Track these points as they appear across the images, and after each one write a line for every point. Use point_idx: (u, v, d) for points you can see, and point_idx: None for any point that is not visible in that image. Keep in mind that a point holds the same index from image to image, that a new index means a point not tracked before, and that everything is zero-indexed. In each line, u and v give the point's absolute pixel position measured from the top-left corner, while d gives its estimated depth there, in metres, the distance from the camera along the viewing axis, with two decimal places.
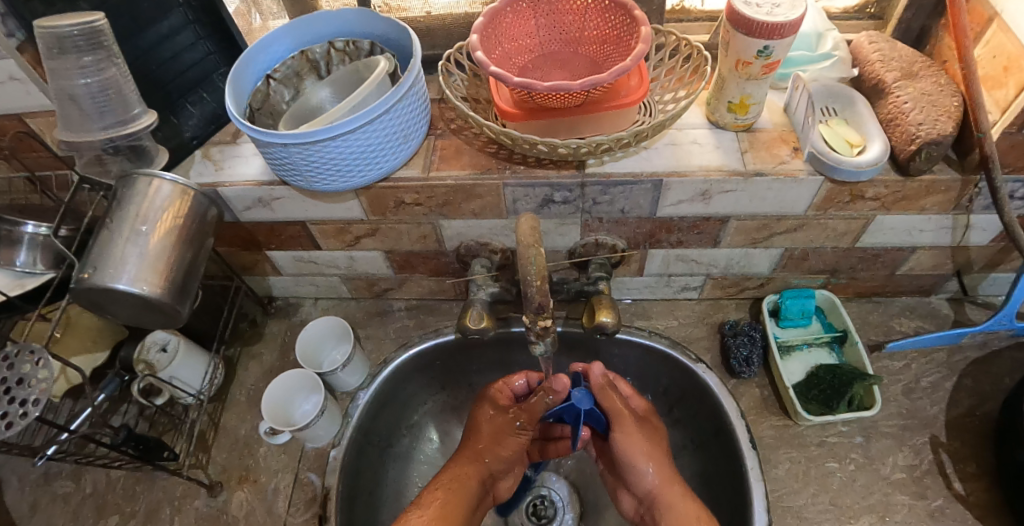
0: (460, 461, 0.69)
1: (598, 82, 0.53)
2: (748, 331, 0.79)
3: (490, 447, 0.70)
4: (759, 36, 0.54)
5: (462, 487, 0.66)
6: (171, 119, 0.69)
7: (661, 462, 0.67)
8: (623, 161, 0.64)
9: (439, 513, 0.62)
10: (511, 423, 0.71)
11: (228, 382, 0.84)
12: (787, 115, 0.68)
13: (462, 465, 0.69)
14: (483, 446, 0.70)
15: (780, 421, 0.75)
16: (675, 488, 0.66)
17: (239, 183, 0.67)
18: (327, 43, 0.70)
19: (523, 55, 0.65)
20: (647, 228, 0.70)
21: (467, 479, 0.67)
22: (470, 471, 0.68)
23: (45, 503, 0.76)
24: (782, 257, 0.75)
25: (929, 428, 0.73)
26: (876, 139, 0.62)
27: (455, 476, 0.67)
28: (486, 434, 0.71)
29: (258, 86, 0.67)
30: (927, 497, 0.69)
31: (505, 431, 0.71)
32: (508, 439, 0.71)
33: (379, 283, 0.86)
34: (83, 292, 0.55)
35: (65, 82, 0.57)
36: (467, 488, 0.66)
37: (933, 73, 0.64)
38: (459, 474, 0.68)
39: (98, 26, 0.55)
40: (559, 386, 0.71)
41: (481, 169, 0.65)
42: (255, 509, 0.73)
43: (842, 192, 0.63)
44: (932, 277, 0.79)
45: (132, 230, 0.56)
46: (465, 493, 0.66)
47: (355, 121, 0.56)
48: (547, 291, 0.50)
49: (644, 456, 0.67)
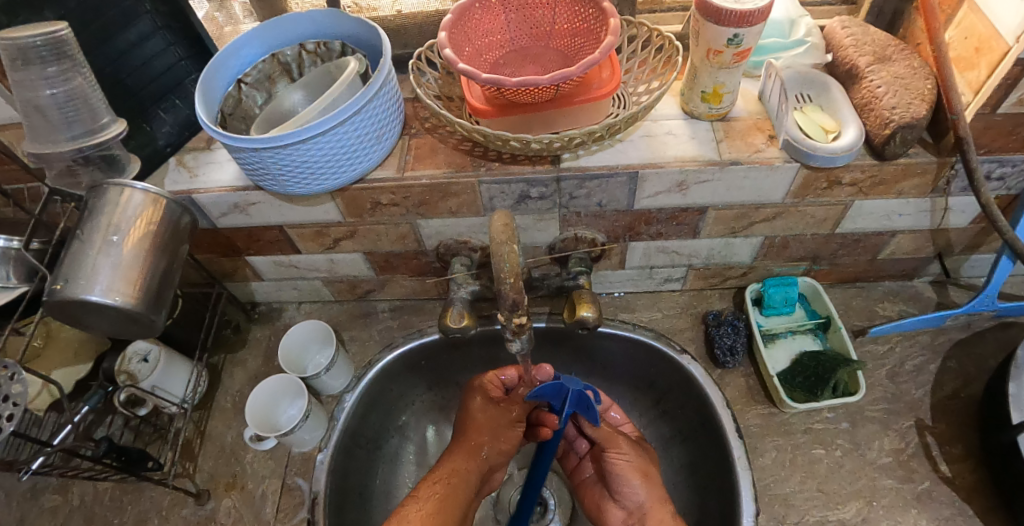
0: (458, 453, 0.71)
1: (567, 76, 0.53)
2: (732, 320, 0.79)
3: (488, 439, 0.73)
4: (729, 24, 0.54)
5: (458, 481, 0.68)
6: (143, 127, 0.69)
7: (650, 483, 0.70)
8: (599, 155, 0.64)
9: (439, 507, 0.64)
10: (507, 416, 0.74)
11: (214, 390, 0.84)
12: (762, 103, 0.68)
13: (462, 456, 0.71)
14: (478, 438, 0.72)
15: (766, 409, 0.75)
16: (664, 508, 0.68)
17: (213, 189, 0.67)
18: (298, 45, 0.69)
19: (495, 51, 0.65)
20: (626, 221, 0.70)
21: (463, 471, 0.70)
22: (468, 465, 0.71)
23: (32, 517, 0.76)
24: (763, 245, 0.75)
25: (914, 412, 0.73)
26: (851, 124, 0.62)
27: (454, 471, 0.69)
28: (481, 423, 0.73)
29: (229, 91, 0.66)
30: (913, 480, 0.69)
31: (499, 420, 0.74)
32: (504, 431, 0.74)
33: (362, 285, 0.86)
34: (56, 305, 0.54)
35: (30, 93, 0.56)
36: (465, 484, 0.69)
37: (906, 56, 0.64)
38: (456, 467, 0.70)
39: (62, 36, 0.55)
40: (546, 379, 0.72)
41: (455, 167, 0.65)
42: (244, 516, 0.73)
43: (819, 178, 0.63)
44: (913, 261, 0.79)
45: (104, 240, 0.56)
46: (462, 487, 0.68)
47: (326, 123, 0.55)
48: (521, 288, 0.50)
49: (635, 476, 0.70)
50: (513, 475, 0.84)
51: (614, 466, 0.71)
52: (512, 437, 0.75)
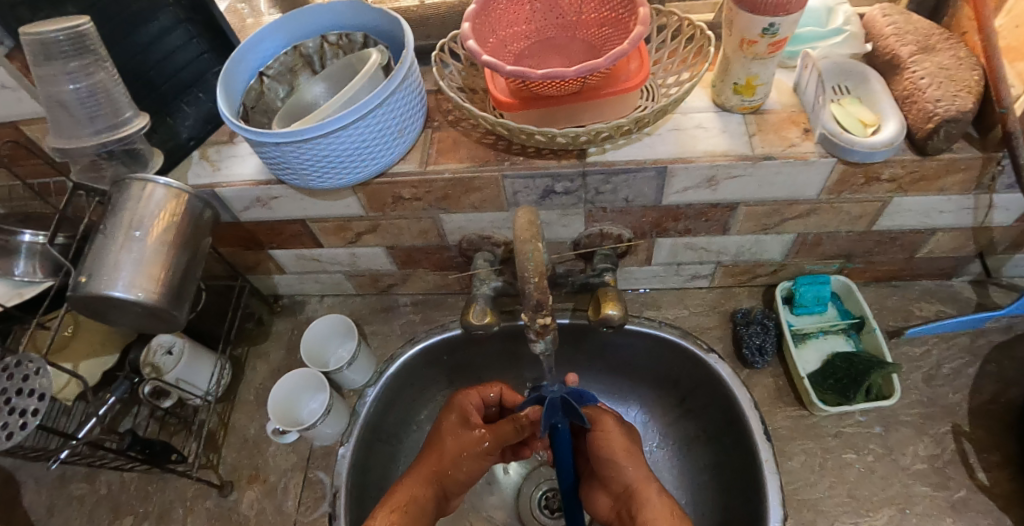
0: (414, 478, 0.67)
1: (594, 67, 0.51)
2: (761, 319, 0.77)
3: (450, 464, 0.68)
4: (765, 13, 0.51)
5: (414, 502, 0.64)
6: (166, 121, 0.69)
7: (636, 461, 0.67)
8: (626, 149, 0.62)
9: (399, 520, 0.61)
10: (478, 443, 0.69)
11: (236, 382, 0.84)
12: (797, 95, 0.66)
13: (421, 478, 0.67)
14: (443, 468, 0.68)
15: (795, 411, 0.73)
16: (651, 485, 0.65)
17: (236, 183, 0.66)
18: (320, 37, 0.68)
19: (519, 42, 0.63)
20: (653, 217, 0.68)
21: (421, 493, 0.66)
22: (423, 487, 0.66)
23: (61, 504, 0.77)
24: (795, 243, 0.73)
25: (951, 417, 0.71)
26: (891, 118, 0.59)
27: (404, 500, 0.64)
28: (446, 442, 0.69)
29: (251, 84, 0.66)
30: (949, 488, 0.66)
31: (469, 452, 0.68)
32: (469, 461, 0.69)
33: (383, 280, 0.86)
34: (81, 300, 0.55)
35: (54, 88, 0.56)
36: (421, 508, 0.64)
37: (951, 46, 0.61)
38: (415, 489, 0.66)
39: (85, 30, 0.55)
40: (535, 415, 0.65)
41: (478, 161, 0.63)
42: (265, 508, 0.73)
43: (856, 174, 0.61)
44: (953, 260, 0.76)
45: (126, 236, 0.56)
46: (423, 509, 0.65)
47: (347, 117, 0.55)
48: (545, 287, 0.49)
49: (621, 454, 0.67)
50: (534, 472, 0.84)
51: (598, 443, 0.68)
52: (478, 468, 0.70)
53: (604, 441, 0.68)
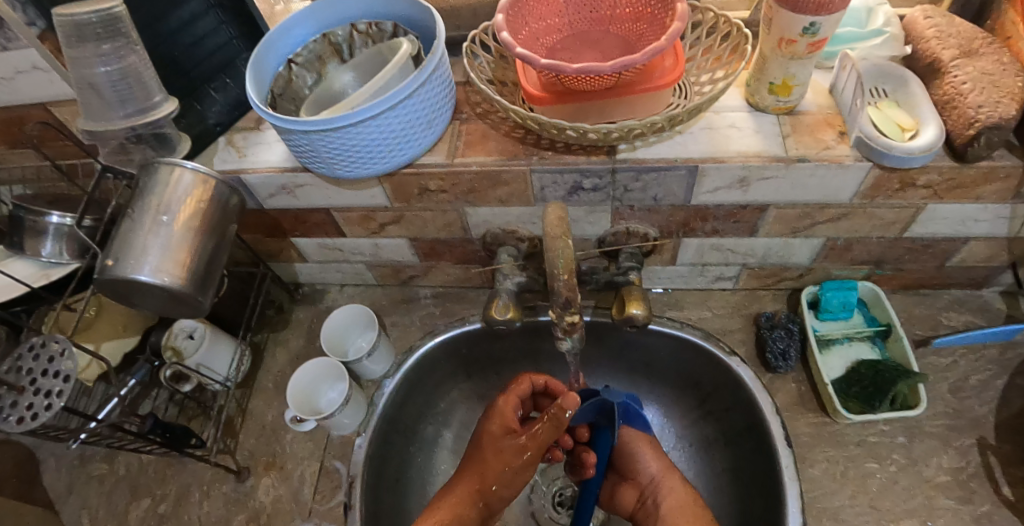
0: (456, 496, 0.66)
1: (630, 63, 0.51)
2: (786, 324, 0.76)
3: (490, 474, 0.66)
4: (806, 12, 0.50)
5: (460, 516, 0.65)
6: (195, 106, 0.69)
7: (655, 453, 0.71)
8: (657, 147, 0.61)
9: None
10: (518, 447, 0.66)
11: (255, 369, 0.85)
12: (834, 96, 0.64)
13: (463, 490, 0.67)
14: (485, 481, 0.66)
15: (817, 418, 0.72)
16: (673, 474, 0.69)
17: (262, 170, 0.66)
18: (350, 25, 0.68)
19: (552, 35, 0.62)
20: (681, 217, 0.67)
21: (466, 507, 0.66)
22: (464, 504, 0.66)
23: (81, 484, 0.78)
24: (824, 247, 0.72)
25: (977, 429, 0.69)
26: (931, 122, 0.58)
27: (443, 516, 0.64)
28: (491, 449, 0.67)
29: (280, 72, 0.66)
30: (973, 502, 0.65)
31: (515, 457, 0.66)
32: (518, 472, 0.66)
33: (404, 271, 0.85)
34: (108, 283, 0.55)
35: (87, 70, 0.57)
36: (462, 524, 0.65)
37: (995, 51, 0.59)
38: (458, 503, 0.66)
39: (118, 12, 0.55)
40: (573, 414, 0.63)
41: (507, 155, 0.63)
42: (282, 495, 0.74)
43: (892, 179, 0.59)
44: (985, 269, 0.74)
45: (154, 220, 0.56)
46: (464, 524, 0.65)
47: (377, 107, 0.54)
48: (574, 285, 0.48)
49: (642, 446, 0.70)
50: (548, 469, 0.84)
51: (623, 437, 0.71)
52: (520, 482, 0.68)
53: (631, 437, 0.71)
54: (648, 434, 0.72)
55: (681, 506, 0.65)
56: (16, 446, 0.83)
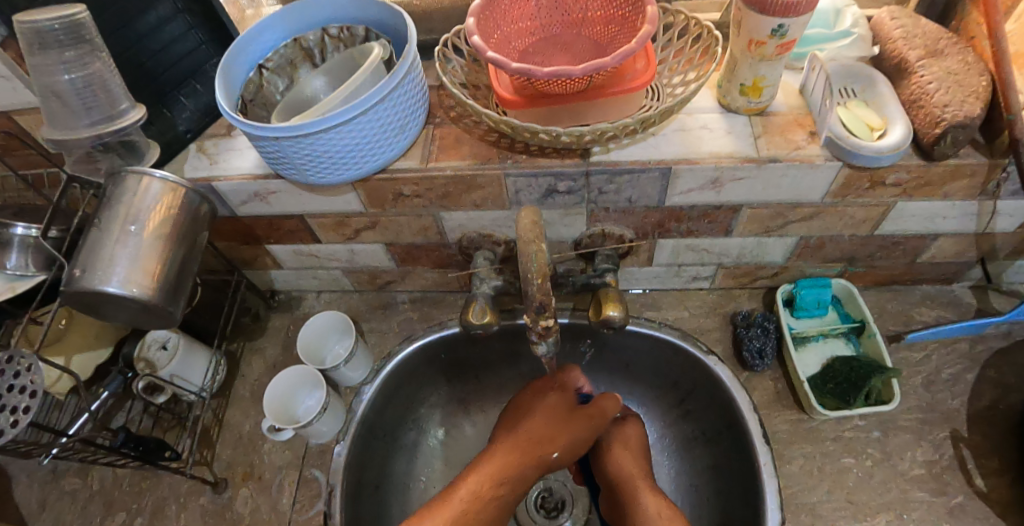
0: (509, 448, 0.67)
1: (601, 66, 0.51)
2: (762, 322, 0.76)
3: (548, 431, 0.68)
4: (774, 14, 0.51)
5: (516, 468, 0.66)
6: (164, 113, 0.68)
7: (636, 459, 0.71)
8: (630, 149, 0.61)
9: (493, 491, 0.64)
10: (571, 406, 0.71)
11: (231, 377, 0.83)
12: (803, 97, 0.65)
13: (532, 445, 0.68)
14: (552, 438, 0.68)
15: (794, 415, 0.73)
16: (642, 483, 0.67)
17: (233, 177, 0.65)
18: (321, 29, 0.67)
19: (523, 38, 0.62)
20: (656, 218, 0.68)
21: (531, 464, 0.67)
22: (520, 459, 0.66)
23: (54, 500, 0.77)
24: (797, 246, 0.72)
25: (949, 422, 0.71)
26: (898, 122, 0.58)
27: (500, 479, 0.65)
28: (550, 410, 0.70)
29: (250, 77, 0.65)
30: (947, 494, 0.66)
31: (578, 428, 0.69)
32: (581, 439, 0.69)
33: (382, 276, 0.85)
34: (74, 295, 0.54)
35: (49, 78, 0.55)
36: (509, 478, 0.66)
37: (959, 51, 0.60)
38: (512, 449, 0.67)
39: (80, 19, 0.53)
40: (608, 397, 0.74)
41: (481, 158, 0.62)
42: (260, 506, 0.73)
43: (861, 178, 0.60)
44: (954, 265, 0.76)
45: (121, 230, 0.55)
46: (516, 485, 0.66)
47: (349, 111, 0.54)
48: (548, 289, 0.48)
49: (616, 450, 0.72)
50: None
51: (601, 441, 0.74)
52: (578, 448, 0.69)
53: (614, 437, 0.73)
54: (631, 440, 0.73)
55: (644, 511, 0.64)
56: None
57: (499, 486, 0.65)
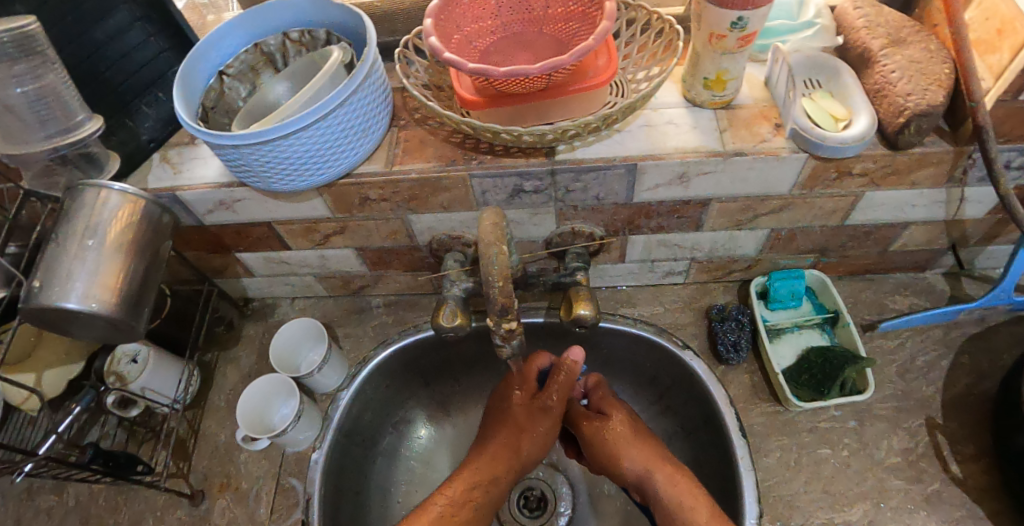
0: (490, 459, 0.67)
1: (558, 64, 0.50)
2: (737, 315, 0.76)
3: (526, 440, 0.69)
4: (732, 7, 0.50)
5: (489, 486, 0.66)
6: (125, 122, 0.67)
7: (642, 446, 0.67)
8: (595, 146, 0.61)
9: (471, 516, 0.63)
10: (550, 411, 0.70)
11: (206, 388, 0.82)
12: (768, 89, 0.65)
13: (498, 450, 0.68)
14: (506, 442, 0.69)
15: (771, 407, 0.73)
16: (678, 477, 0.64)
17: (197, 186, 0.64)
18: (281, 34, 0.66)
19: (485, 38, 0.61)
20: (625, 214, 0.67)
21: (491, 478, 0.67)
22: (508, 469, 0.67)
23: (29, 518, 0.76)
24: (768, 238, 0.72)
25: (925, 410, 0.71)
26: (862, 112, 0.58)
27: (479, 482, 0.66)
28: (525, 437, 0.69)
29: (211, 84, 0.64)
30: (922, 481, 0.67)
31: (536, 423, 0.70)
32: (530, 427, 0.69)
33: (355, 281, 0.84)
34: (32, 312, 0.53)
35: (0, 92, 0.55)
36: (502, 483, 0.67)
37: (922, 38, 0.60)
38: (482, 477, 0.66)
39: (30, 30, 0.52)
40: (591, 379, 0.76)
41: (445, 160, 0.62)
42: (238, 517, 0.72)
43: (828, 169, 0.60)
44: (926, 253, 0.76)
45: (79, 245, 0.54)
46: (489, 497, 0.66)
47: (308, 117, 0.53)
48: (510, 292, 0.48)
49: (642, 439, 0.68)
50: None
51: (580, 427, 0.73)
52: (537, 428, 0.70)
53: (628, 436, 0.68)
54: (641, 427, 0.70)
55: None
56: None
57: (473, 487, 0.65)
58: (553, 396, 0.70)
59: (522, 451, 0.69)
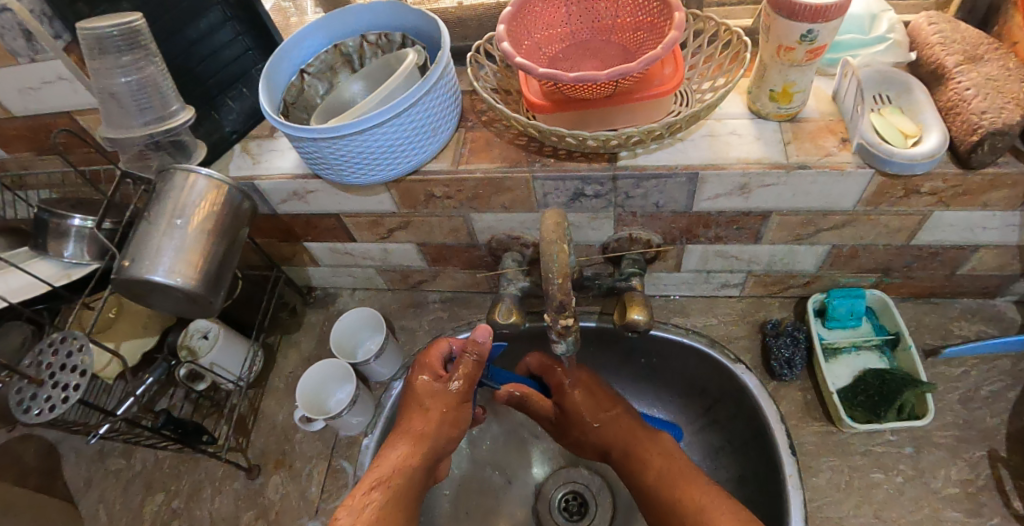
0: (399, 441, 0.63)
1: (626, 72, 0.52)
2: (792, 331, 0.76)
3: (439, 424, 0.65)
4: (803, 20, 0.51)
5: (405, 477, 0.61)
6: (212, 115, 0.72)
7: (606, 416, 0.73)
8: (657, 153, 0.62)
9: (383, 501, 0.59)
10: (458, 394, 0.66)
11: (268, 369, 0.87)
12: (836, 103, 0.64)
13: (405, 438, 0.64)
14: (414, 425, 0.64)
15: (823, 427, 0.72)
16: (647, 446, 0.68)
17: (275, 176, 0.68)
18: (360, 36, 0.70)
19: (554, 44, 0.64)
20: (683, 223, 0.68)
21: (406, 468, 0.62)
22: (420, 459, 0.63)
23: (100, 478, 0.82)
24: (829, 254, 0.71)
25: (988, 441, 0.68)
26: (934, 129, 0.57)
27: (393, 470, 0.61)
28: (432, 414, 0.65)
29: (292, 81, 0.68)
30: (982, 515, 0.64)
31: (444, 401, 0.65)
32: (439, 403, 0.65)
33: (413, 276, 0.87)
34: (125, 283, 0.58)
35: (107, 81, 0.59)
36: (413, 476, 0.62)
37: (1000, 56, 0.59)
38: (396, 465, 0.62)
39: (137, 26, 0.57)
40: (535, 362, 0.79)
41: (510, 161, 0.64)
42: (290, 493, 0.75)
43: (895, 186, 0.59)
44: (997, 278, 0.73)
45: (168, 223, 0.58)
46: (407, 490, 0.61)
47: (383, 115, 0.56)
48: (568, 289, 0.49)
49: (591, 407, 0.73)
50: (555, 474, 0.84)
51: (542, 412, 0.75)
52: (453, 401, 0.65)
53: (583, 409, 0.73)
54: (601, 398, 0.74)
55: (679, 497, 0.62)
56: (39, 441, 0.87)
57: (380, 483, 0.60)
58: (461, 378, 0.65)
59: (437, 437, 0.64)
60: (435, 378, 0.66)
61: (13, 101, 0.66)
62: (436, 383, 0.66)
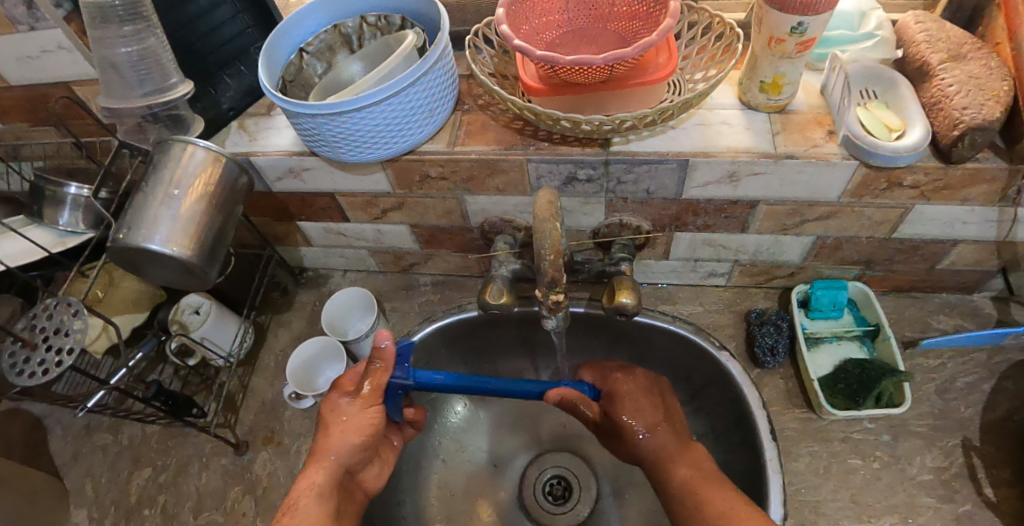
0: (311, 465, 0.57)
1: (622, 56, 0.53)
2: (775, 319, 0.77)
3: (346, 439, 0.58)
4: (793, 12, 0.52)
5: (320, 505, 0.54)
6: (210, 91, 0.72)
7: (652, 410, 0.67)
8: (649, 140, 0.63)
9: None
10: (363, 404, 0.60)
11: (258, 347, 0.87)
12: (824, 97, 0.66)
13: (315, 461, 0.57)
14: (322, 445, 0.58)
15: (803, 414, 0.74)
16: (688, 453, 0.63)
17: (271, 153, 0.69)
18: (360, 17, 0.71)
19: (552, 31, 0.65)
20: (673, 210, 0.69)
21: (317, 492, 0.55)
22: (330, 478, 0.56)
23: (87, 452, 0.82)
24: (814, 245, 0.73)
25: (962, 430, 0.70)
26: (917, 123, 0.59)
27: (302, 495, 0.55)
28: (347, 429, 0.58)
29: (291, 60, 0.69)
30: (954, 501, 0.66)
31: (354, 417, 0.59)
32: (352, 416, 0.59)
33: (406, 258, 0.88)
34: (121, 251, 0.58)
35: (107, 50, 0.60)
36: (327, 500, 0.55)
37: (982, 55, 0.60)
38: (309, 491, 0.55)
39: None
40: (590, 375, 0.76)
41: (505, 144, 0.65)
42: (278, 469, 0.76)
43: (879, 178, 0.61)
44: (975, 273, 0.75)
45: (166, 193, 0.59)
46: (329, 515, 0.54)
47: (381, 93, 0.57)
48: (560, 266, 0.50)
49: (641, 401, 0.67)
50: (541, 460, 0.85)
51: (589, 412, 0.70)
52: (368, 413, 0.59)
53: (630, 400, 0.67)
54: (651, 397, 0.68)
55: (711, 508, 0.56)
56: (26, 415, 0.86)
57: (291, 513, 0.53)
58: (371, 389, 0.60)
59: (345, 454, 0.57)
60: (341, 396, 0.61)
61: (11, 69, 0.67)
62: (344, 399, 0.60)
